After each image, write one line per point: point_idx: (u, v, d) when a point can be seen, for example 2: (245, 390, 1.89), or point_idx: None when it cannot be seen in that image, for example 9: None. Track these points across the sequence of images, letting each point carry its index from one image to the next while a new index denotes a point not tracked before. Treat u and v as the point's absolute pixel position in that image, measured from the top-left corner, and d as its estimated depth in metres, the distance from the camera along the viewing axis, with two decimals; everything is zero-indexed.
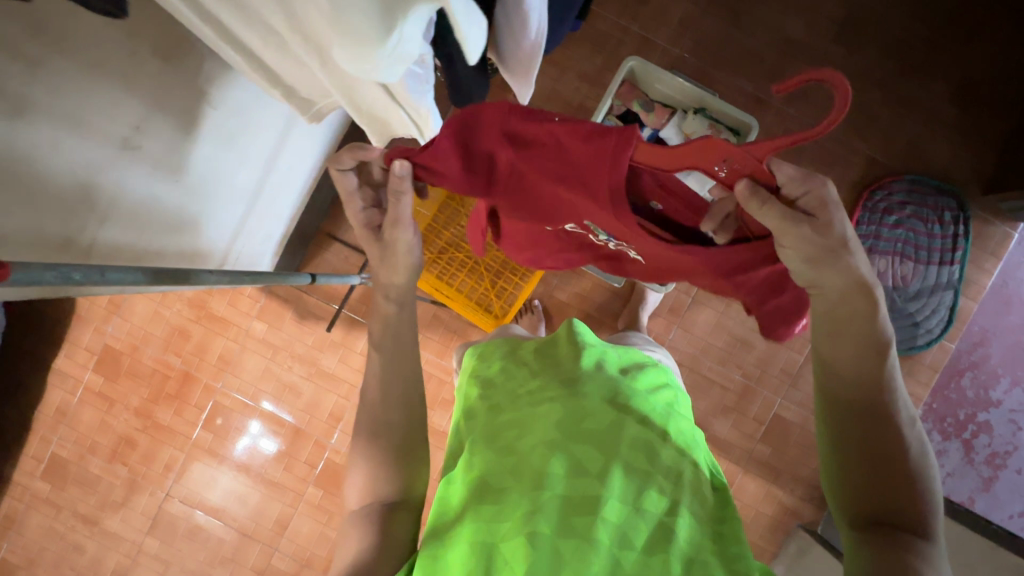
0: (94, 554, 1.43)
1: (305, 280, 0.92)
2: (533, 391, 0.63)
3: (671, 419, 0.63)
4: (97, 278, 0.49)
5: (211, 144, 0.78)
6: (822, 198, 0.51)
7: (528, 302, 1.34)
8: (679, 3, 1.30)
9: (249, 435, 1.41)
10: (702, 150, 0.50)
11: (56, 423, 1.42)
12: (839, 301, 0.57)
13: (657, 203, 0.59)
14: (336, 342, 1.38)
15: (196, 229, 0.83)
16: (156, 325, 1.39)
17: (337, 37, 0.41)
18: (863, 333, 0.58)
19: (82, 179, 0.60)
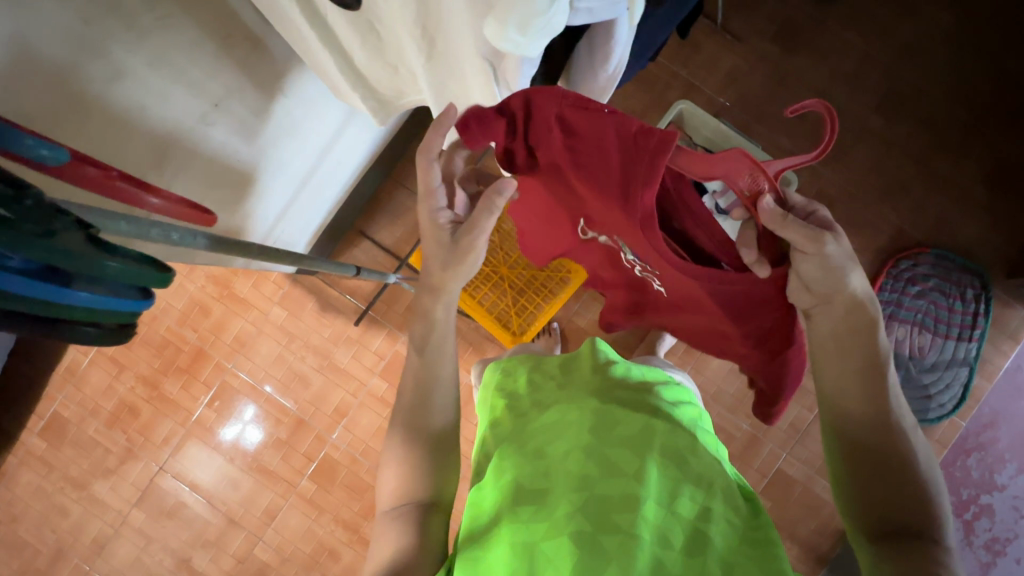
0: (78, 520, 1.41)
1: (351, 271, 0.95)
2: (558, 400, 0.64)
3: (698, 432, 0.63)
4: (188, 242, 0.53)
5: (277, 130, 0.80)
6: (823, 219, 0.55)
7: (547, 324, 1.36)
8: (729, 55, 1.34)
9: (251, 420, 1.41)
10: (731, 160, 0.51)
11: (63, 381, 1.42)
12: (844, 314, 0.59)
13: (677, 222, 0.61)
14: (352, 338, 1.39)
15: (251, 203, 0.85)
16: (177, 297, 1.41)
17: (497, 15, 0.46)
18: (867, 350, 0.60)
19: (160, 144, 0.62)
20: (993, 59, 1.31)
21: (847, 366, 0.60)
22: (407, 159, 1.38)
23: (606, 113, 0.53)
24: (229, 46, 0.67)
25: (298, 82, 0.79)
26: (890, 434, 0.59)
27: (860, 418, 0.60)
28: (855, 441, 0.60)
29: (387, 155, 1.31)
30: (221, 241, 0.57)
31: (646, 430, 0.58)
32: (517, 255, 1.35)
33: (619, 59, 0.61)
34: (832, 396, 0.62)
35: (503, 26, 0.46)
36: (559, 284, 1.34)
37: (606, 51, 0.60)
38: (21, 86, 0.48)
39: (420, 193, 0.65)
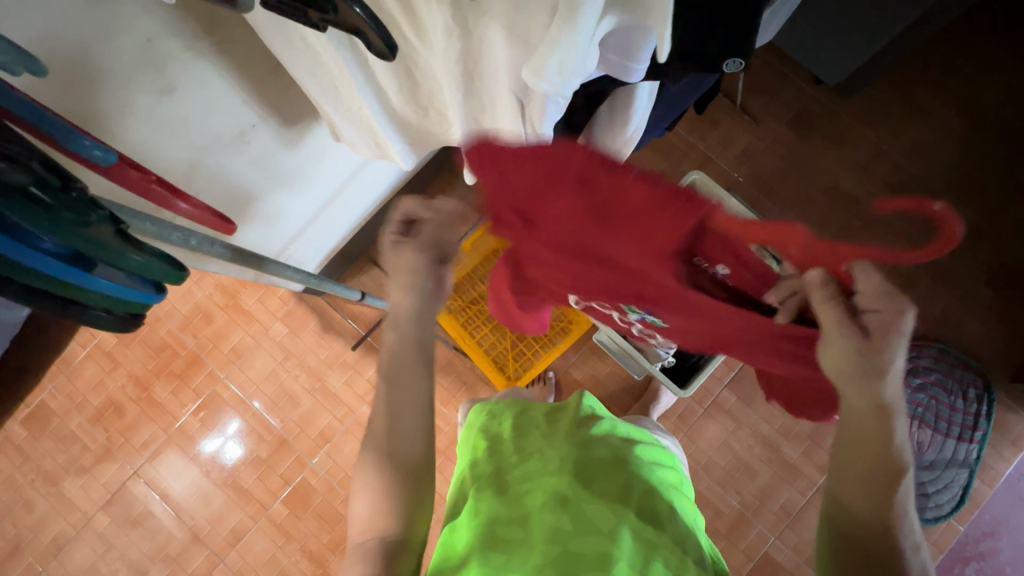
0: (41, 516, 1.37)
1: (355, 295, 0.96)
2: (543, 449, 0.64)
3: (678, 498, 0.62)
4: (207, 248, 0.55)
5: (307, 153, 0.84)
6: (891, 323, 0.49)
7: (542, 372, 1.35)
8: (745, 134, 1.40)
9: (233, 435, 1.39)
10: (783, 235, 0.46)
11: (56, 371, 1.42)
12: (861, 416, 0.53)
13: (724, 267, 0.55)
14: (348, 363, 1.39)
15: (270, 221, 0.89)
16: (183, 302, 1.43)
17: (537, 58, 0.45)
18: (879, 456, 0.54)
19: (193, 157, 0.68)
20: (1003, 166, 1.36)
21: (851, 472, 0.55)
22: (426, 195, 1.43)
23: (629, 176, 0.47)
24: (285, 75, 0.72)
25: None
26: (889, 563, 0.53)
27: (856, 528, 0.54)
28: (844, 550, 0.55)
29: (408, 189, 1.36)
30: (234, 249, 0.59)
31: (621, 490, 0.57)
32: None
33: (637, 123, 0.65)
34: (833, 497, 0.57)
35: (543, 67, 0.46)
36: (559, 333, 1.34)
37: (623, 114, 0.63)
38: (81, 91, 0.53)
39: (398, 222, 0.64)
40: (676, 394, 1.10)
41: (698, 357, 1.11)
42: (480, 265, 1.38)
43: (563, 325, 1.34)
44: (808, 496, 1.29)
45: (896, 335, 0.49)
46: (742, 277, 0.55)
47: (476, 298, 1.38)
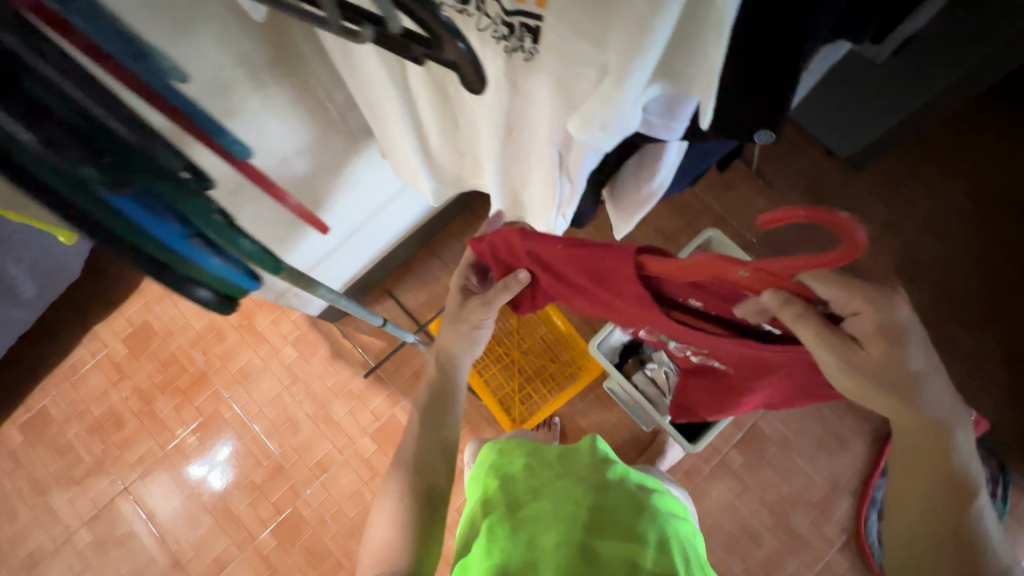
0: (23, 526, 1.34)
1: (379, 322, 0.98)
2: (558, 491, 0.63)
3: (694, 551, 0.61)
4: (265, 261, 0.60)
5: (341, 183, 0.88)
6: (876, 320, 0.47)
7: (548, 417, 1.34)
8: (759, 198, 1.44)
9: (223, 460, 1.37)
10: (710, 267, 0.48)
11: (62, 378, 1.42)
12: (903, 429, 0.55)
13: (695, 300, 0.56)
14: (354, 392, 1.39)
15: (298, 244, 0.92)
16: (198, 318, 1.44)
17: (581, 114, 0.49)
18: (935, 477, 0.55)
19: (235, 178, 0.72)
20: (1012, 247, 1.38)
21: (913, 499, 0.57)
22: (447, 233, 1.46)
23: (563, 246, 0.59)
24: (332, 103, 0.75)
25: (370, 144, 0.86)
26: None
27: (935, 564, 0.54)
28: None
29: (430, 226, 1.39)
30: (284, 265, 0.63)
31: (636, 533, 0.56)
32: (531, 342, 1.38)
33: (663, 178, 0.67)
34: (904, 530, 0.57)
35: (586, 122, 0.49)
36: (567, 379, 1.34)
37: (650, 168, 0.66)
38: None
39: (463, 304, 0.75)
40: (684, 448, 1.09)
41: None
42: None
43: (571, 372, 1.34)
44: (815, 569, 1.24)
45: (895, 321, 0.48)
46: (720, 307, 0.55)
47: (486, 338, 1.39)
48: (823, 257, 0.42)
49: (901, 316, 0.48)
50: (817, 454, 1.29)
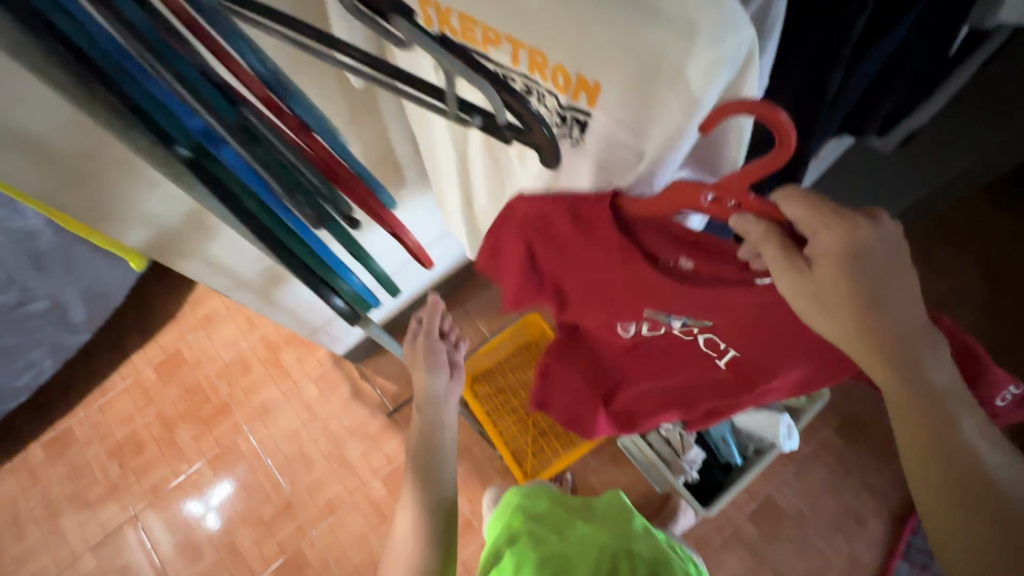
0: (31, 546, 1.34)
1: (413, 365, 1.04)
2: (580, 533, 0.70)
3: None
4: None
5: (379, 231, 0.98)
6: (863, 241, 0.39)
7: (560, 473, 1.33)
8: None
9: (216, 505, 1.37)
10: (678, 193, 0.45)
11: (91, 399, 1.46)
12: (894, 396, 0.45)
13: (685, 259, 0.49)
14: (369, 433, 1.41)
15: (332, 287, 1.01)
16: (227, 350, 1.50)
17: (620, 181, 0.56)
18: (953, 460, 0.45)
19: None
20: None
21: (943, 498, 0.46)
22: (472, 284, 1.53)
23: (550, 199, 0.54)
24: (395, 162, 0.86)
25: (420, 199, 0.96)
26: None
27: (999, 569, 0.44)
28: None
29: (457, 277, 1.47)
30: None
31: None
32: None
33: None
34: (944, 534, 0.47)
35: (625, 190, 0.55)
36: (581, 434, 1.35)
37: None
38: None
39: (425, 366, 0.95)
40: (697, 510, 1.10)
41: (721, 476, 1.13)
42: (511, 356, 1.44)
43: None
44: None
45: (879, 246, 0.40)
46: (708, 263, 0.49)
47: (502, 389, 1.42)
48: (770, 157, 0.39)
49: (868, 236, 0.39)
50: (834, 532, 1.26)
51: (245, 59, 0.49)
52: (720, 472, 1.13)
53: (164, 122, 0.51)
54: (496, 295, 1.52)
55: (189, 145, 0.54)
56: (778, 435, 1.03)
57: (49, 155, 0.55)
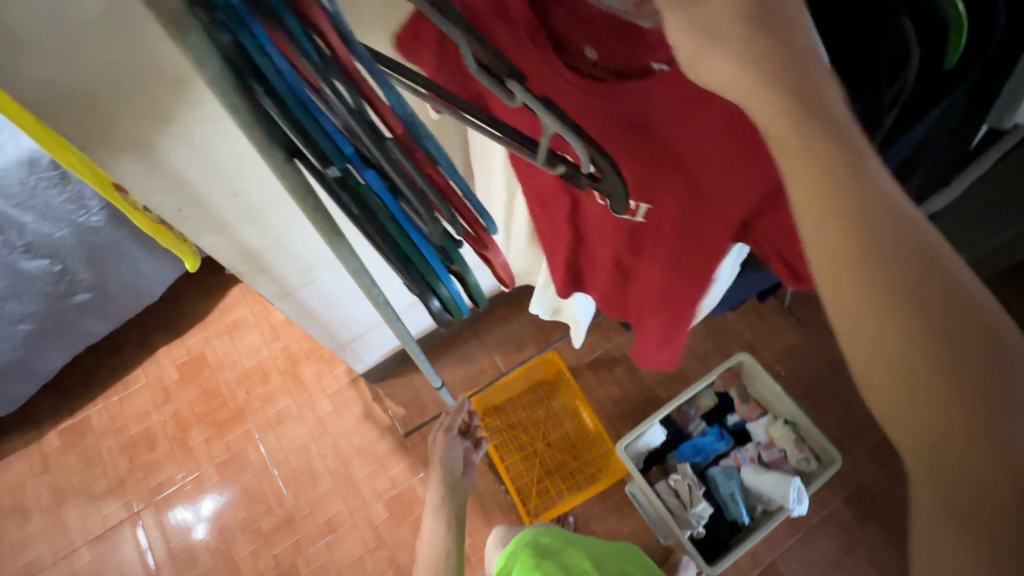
0: (32, 532, 1.36)
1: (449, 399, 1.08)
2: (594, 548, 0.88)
3: None
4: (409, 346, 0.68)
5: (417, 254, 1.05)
6: None
7: (562, 516, 1.32)
8: (791, 332, 1.49)
9: (208, 515, 1.37)
10: None
11: (112, 391, 1.50)
12: (787, 153, 0.30)
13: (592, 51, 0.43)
14: (377, 455, 1.42)
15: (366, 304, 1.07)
16: (249, 358, 1.54)
17: None
18: (862, 230, 0.29)
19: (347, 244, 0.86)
20: None
21: (858, 325, 0.30)
22: (491, 317, 1.57)
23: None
24: None
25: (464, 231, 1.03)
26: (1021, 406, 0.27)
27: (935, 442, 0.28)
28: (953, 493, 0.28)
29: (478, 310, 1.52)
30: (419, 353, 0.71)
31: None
32: (556, 435, 1.42)
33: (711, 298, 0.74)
34: (872, 389, 0.30)
35: None
36: (586, 479, 1.36)
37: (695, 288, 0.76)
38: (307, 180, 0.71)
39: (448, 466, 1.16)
40: (703, 570, 1.05)
41: (728, 536, 1.11)
42: (524, 393, 1.47)
43: (592, 472, 1.36)
44: None
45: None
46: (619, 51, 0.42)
47: (512, 424, 1.43)
48: None
49: None
50: None
51: (383, 90, 0.31)
52: (727, 532, 1.11)
53: (306, 131, 0.33)
54: (514, 331, 1.55)
55: (336, 168, 0.35)
56: (788, 496, 1.04)
57: (125, 135, 0.53)
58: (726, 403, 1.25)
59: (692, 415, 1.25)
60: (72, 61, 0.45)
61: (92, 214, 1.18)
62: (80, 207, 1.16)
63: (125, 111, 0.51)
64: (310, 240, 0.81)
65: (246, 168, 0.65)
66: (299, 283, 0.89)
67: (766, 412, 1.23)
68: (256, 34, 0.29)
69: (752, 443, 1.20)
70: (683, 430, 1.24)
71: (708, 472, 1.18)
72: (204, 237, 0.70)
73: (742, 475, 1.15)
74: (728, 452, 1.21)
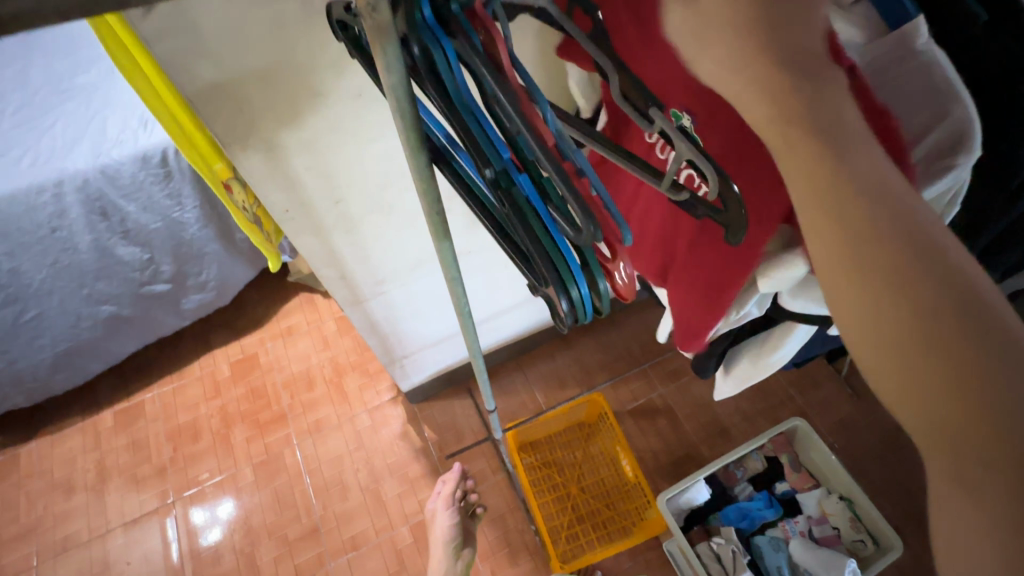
0: (73, 507, 1.40)
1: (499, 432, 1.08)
2: None
3: None
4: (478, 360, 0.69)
5: (479, 275, 1.10)
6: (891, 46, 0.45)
7: (590, 567, 1.27)
8: (848, 404, 1.42)
9: (223, 519, 1.38)
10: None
11: (168, 381, 1.57)
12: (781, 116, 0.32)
13: None
14: (408, 477, 1.41)
15: (426, 323, 1.10)
16: (298, 363, 1.59)
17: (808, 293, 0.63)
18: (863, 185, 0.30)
19: (422, 260, 0.90)
20: None
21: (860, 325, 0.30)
22: (536, 352, 1.58)
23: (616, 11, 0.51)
24: None
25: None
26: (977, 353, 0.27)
27: (945, 432, 0.28)
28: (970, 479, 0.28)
29: (524, 342, 1.53)
30: (484, 369, 0.72)
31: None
32: (591, 480, 1.38)
33: (787, 351, 0.73)
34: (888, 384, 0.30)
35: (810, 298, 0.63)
36: (619, 531, 1.30)
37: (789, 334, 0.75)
38: (400, 193, 0.75)
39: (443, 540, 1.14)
40: None
41: None
42: (564, 431, 1.44)
43: (626, 524, 1.31)
44: None
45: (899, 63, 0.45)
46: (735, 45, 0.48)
47: (548, 462, 1.41)
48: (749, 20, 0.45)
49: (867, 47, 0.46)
50: None
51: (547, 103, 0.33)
52: None
53: (475, 143, 0.34)
54: (558, 368, 1.55)
55: (493, 176, 0.35)
56: None
57: (255, 127, 0.59)
58: (776, 468, 1.20)
59: (739, 476, 1.19)
60: (231, 55, 0.51)
61: (186, 211, 1.28)
62: (176, 203, 1.26)
63: (263, 103, 0.57)
64: (392, 252, 0.85)
65: (352, 173, 0.69)
66: (371, 292, 0.93)
67: (820, 483, 1.16)
68: (446, 50, 0.30)
69: (803, 516, 1.13)
70: (729, 491, 1.18)
71: (754, 540, 1.11)
72: (299, 238, 0.75)
73: (791, 548, 1.08)
74: (775, 522, 1.14)
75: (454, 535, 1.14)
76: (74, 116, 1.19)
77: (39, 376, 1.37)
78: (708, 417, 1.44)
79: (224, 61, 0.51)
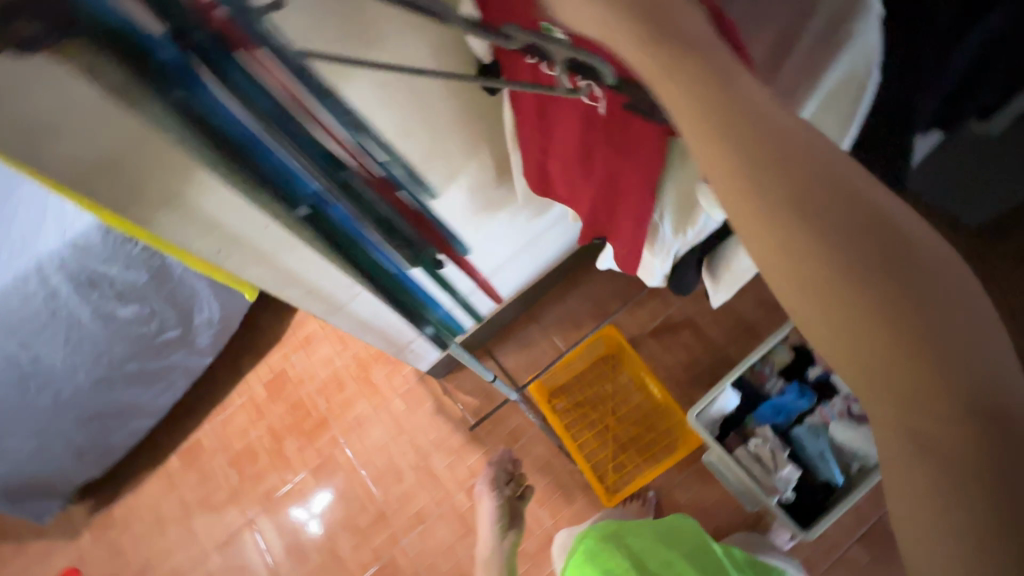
0: (172, 543, 1.55)
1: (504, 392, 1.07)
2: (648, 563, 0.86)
3: None
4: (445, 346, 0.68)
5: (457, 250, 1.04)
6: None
7: (642, 491, 1.29)
8: None
9: (318, 512, 1.49)
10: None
11: (215, 414, 1.66)
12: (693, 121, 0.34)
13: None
14: (451, 447, 1.47)
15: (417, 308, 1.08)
16: (324, 368, 1.64)
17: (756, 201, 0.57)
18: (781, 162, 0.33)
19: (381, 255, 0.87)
20: None
21: (813, 303, 0.32)
22: (545, 297, 1.55)
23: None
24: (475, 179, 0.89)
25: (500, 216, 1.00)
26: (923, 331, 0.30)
27: (892, 383, 0.31)
28: (918, 422, 0.31)
29: (530, 292, 1.51)
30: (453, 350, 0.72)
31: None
32: (626, 409, 1.39)
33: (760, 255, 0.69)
34: (850, 362, 0.32)
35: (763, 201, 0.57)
36: (663, 449, 1.33)
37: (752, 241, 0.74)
38: None
39: (487, 521, 1.22)
40: (796, 536, 1.00)
41: (821, 497, 1.03)
42: (589, 369, 1.44)
43: (668, 442, 1.33)
44: None
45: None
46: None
47: (580, 401, 1.42)
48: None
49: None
50: None
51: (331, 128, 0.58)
52: (820, 493, 1.04)
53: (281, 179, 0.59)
54: (570, 308, 1.53)
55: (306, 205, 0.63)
56: None
57: (138, 188, 0.57)
58: (804, 353, 1.15)
59: (767, 373, 1.16)
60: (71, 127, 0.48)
61: (167, 257, 1.29)
62: (156, 253, 1.27)
63: (137, 166, 0.55)
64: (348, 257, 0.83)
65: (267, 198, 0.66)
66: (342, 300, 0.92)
67: None
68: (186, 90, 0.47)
69: (841, 398, 1.08)
70: (759, 390, 1.16)
71: (792, 432, 1.10)
72: (247, 270, 0.74)
73: (831, 430, 1.06)
74: (813, 408, 1.11)
75: (498, 515, 1.21)
76: (32, 199, 1.20)
77: (99, 441, 1.48)
78: (732, 317, 1.41)
79: (86, 138, 0.49)
